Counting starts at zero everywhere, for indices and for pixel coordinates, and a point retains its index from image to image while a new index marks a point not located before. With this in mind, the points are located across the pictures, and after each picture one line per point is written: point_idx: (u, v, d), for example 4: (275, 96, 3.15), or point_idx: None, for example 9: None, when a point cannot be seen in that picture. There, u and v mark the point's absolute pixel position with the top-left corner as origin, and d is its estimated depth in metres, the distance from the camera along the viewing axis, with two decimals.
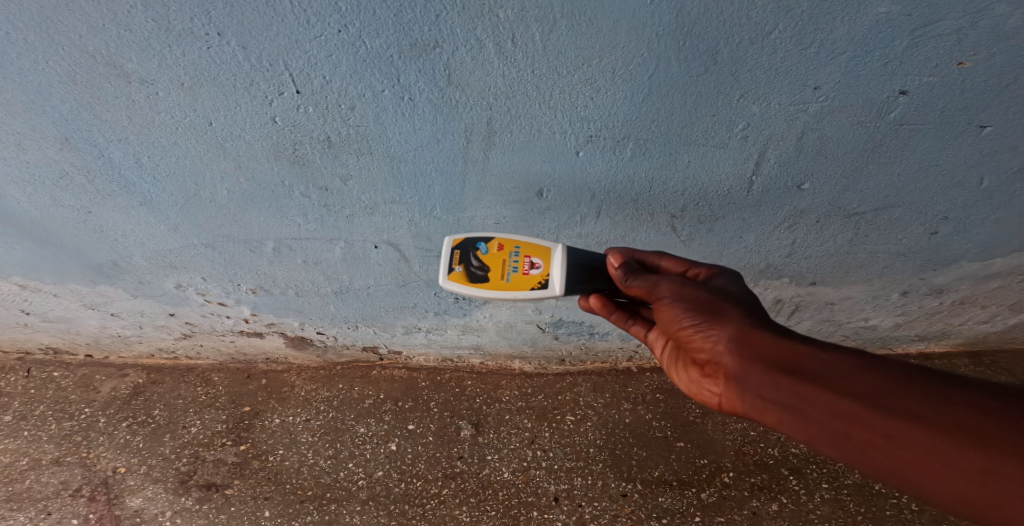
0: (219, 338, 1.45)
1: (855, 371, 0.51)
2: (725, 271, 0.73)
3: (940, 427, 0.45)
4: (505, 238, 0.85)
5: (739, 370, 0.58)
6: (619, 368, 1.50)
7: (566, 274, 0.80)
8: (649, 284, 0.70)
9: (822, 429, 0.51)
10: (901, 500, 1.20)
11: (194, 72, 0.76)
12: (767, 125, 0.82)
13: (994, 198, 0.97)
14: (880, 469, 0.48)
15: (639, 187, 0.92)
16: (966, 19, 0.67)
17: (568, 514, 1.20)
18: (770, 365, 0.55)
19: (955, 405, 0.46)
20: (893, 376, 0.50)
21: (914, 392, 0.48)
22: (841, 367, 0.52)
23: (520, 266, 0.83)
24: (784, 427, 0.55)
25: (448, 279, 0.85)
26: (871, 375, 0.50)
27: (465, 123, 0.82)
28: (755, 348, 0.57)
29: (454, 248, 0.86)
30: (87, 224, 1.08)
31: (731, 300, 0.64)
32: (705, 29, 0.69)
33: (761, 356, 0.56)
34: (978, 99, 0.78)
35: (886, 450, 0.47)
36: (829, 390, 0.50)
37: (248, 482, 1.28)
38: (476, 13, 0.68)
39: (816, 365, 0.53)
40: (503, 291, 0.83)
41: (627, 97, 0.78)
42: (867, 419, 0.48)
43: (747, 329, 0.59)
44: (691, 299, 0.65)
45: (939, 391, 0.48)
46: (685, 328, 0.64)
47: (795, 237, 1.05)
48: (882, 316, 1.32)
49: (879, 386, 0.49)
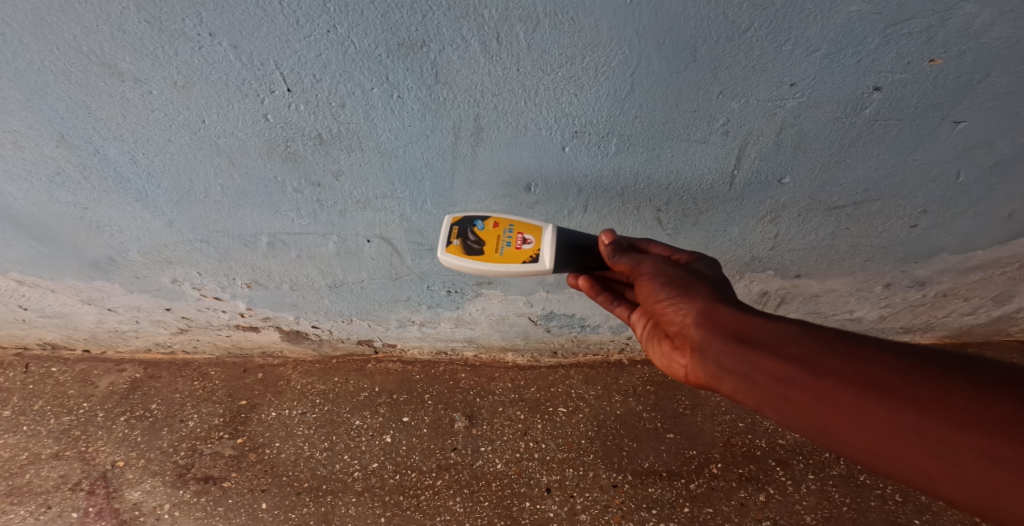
0: (215, 332, 1.47)
1: (797, 339, 0.55)
2: (705, 257, 0.77)
3: (858, 384, 0.48)
4: (500, 216, 0.89)
5: (701, 340, 0.63)
6: (610, 360, 1.53)
7: (555, 250, 0.84)
8: (632, 263, 0.76)
9: (766, 393, 0.55)
10: (885, 490, 1.23)
11: (187, 71, 0.78)
12: (747, 121, 0.84)
13: (972, 192, 1.00)
14: (811, 428, 0.51)
15: (624, 181, 0.95)
16: (935, 17, 0.69)
17: (559, 504, 1.22)
18: (727, 336, 0.60)
19: (875, 363, 0.49)
20: (828, 342, 0.53)
21: (843, 354, 0.51)
22: (786, 335, 0.56)
23: (513, 242, 0.87)
24: (736, 394, 0.59)
25: (445, 252, 0.89)
26: (809, 341, 0.54)
27: (453, 120, 0.84)
28: (715, 320, 0.62)
29: (453, 225, 0.91)
30: (83, 220, 1.09)
31: (704, 280, 0.70)
32: (684, 27, 0.71)
33: (720, 328, 0.61)
34: (952, 95, 0.81)
35: (814, 409, 0.50)
36: (770, 354, 0.55)
37: (245, 475, 1.30)
38: (461, 13, 0.69)
39: (763, 333, 0.57)
40: (496, 264, 0.86)
41: (610, 93, 0.80)
42: (800, 381, 0.52)
43: (711, 305, 0.64)
44: (667, 275, 0.71)
45: (866, 353, 0.50)
46: (660, 300, 0.70)
47: (778, 231, 1.07)
48: (867, 308, 1.35)
49: (813, 350, 0.53)
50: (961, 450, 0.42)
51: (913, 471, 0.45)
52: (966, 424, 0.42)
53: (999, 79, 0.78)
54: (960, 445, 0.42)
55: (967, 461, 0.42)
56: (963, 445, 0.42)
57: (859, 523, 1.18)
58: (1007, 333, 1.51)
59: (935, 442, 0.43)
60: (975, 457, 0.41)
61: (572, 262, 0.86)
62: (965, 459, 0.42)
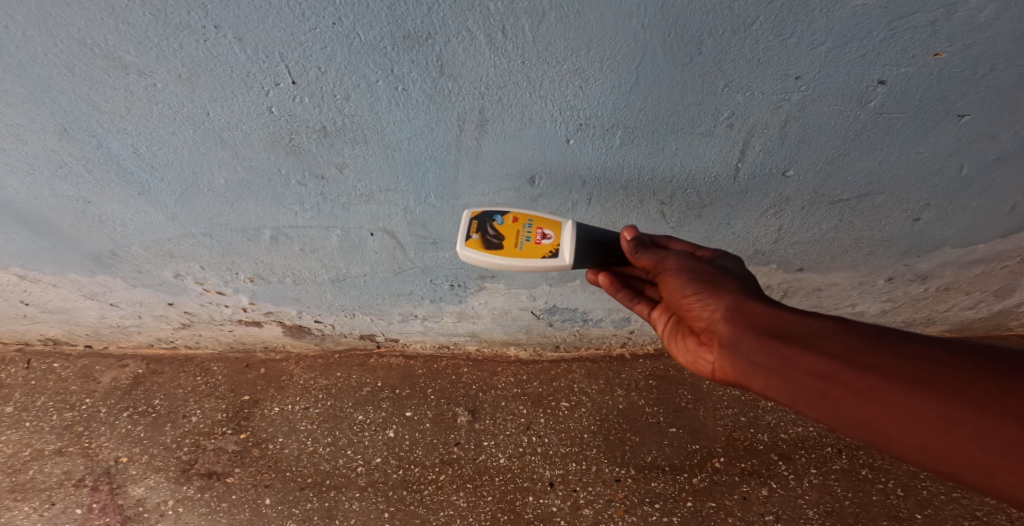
0: (217, 327, 1.47)
1: (835, 335, 0.55)
2: (729, 255, 0.77)
3: (904, 380, 0.48)
4: (520, 211, 0.90)
5: (732, 336, 0.63)
6: (612, 354, 1.53)
7: (575, 245, 0.83)
8: (657, 258, 0.75)
9: (802, 389, 0.55)
10: (888, 485, 1.23)
11: (191, 64, 0.78)
12: (752, 114, 0.84)
13: (975, 185, 1.00)
14: (853, 424, 0.51)
15: (628, 174, 0.95)
16: (940, 11, 0.69)
17: (562, 499, 1.23)
18: (760, 331, 0.60)
19: (920, 359, 0.49)
20: (870, 338, 0.53)
21: (886, 351, 0.51)
22: (824, 332, 0.56)
23: (533, 237, 0.87)
24: (769, 391, 0.59)
25: (464, 246, 0.88)
26: (849, 338, 0.54)
27: (458, 113, 0.84)
28: (747, 316, 0.63)
29: (472, 220, 0.91)
30: (86, 214, 1.09)
31: (731, 276, 0.70)
32: (690, 20, 0.71)
33: (752, 324, 0.61)
34: (956, 88, 0.81)
35: (857, 405, 0.50)
36: (809, 350, 0.55)
37: (248, 470, 1.30)
38: (467, 6, 0.69)
39: (799, 329, 0.57)
40: (515, 259, 0.85)
41: (615, 86, 0.80)
42: (841, 376, 0.52)
43: (742, 301, 0.65)
44: (693, 271, 0.71)
45: (910, 350, 0.50)
46: (686, 296, 0.70)
47: (781, 224, 1.08)
48: (869, 302, 1.36)
49: (853, 346, 0.53)
50: (1020, 445, 0.41)
51: (966, 468, 0.44)
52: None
53: (1004, 73, 0.78)
54: (1019, 440, 0.41)
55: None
56: (1022, 439, 0.41)
57: (861, 517, 1.19)
58: (1008, 328, 1.51)
59: (990, 438, 0.43)
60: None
61: (590, 257, 0.84)
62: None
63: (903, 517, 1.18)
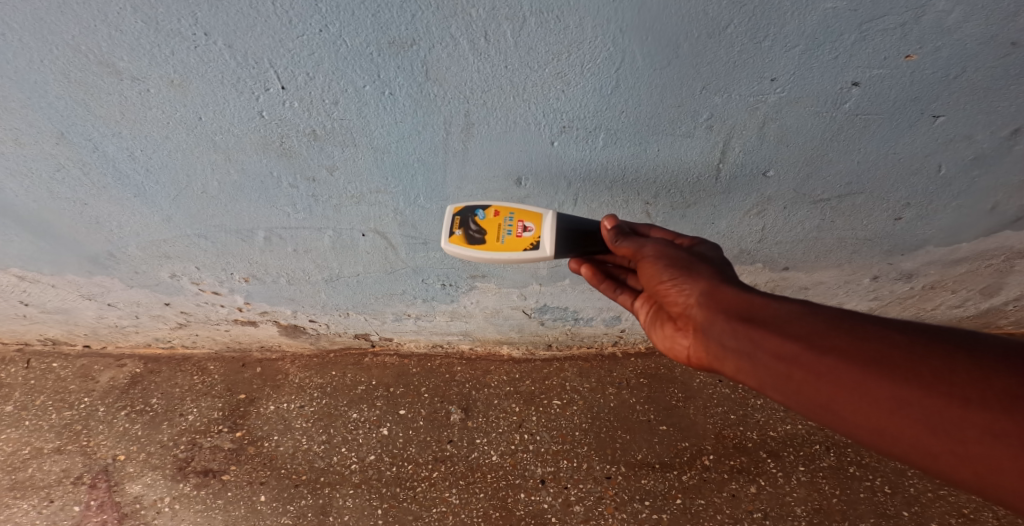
0: (213, 327, 1.49)
1: (800, 318, 0.57)
2: (708, 242, 0.79)
3: (861, 362, 0.50)
4: (500, 205, 0.91)
5: (705, 321, 0.65)
6: (604, 352, 1.55)
7: (555, 236, 0.86)
8: (636, 245, 0.78)
9: (768, 372, 0.57)
10: (874, 482, 1.25)
11: (183, 70, 0.80)
12: (730, 115, 0.86)
13: (954, 185, 1.02)
14: (812, 405, 0.54)
15: (612, 174, 0.97)
16: (909, 14, 0.71)
17: (553, 496, 1.25)
18: (730, 315, 0.62)
19: (877, 342, 0.51)
20: (831, 321, 0.56)
21: (848, 334, 0.53)
22: (790, 315, 0.58)
23: (514, 230, 0.89)
24: (739, 374, 0.62)
25: (448, 242, 0.92)
26: (812, 321, 0.56)
27: (444, 116, 0.86)
28: (719, 301, 0.65)
29: (455, 215, 0.93)
30: (83, 216, 1.11)
31: (707, 262, 0.73)
32: (666, 24, 0.73)
33: (724, 308, 0.63)
34: (929, 90, 0.83)
35: (817, 386, 0.53)
36: (775, 333, 0.57)
37: (244, 468, 1.32)
38: (449, 13, 0.71)
39: (767, 313, 0.60)
40: (498, 252, 0.89)
41: (596, 89, 0.82)
42: (803, 359, 0.54)
43: (715, 286, 0.67)
44: (670, 257, 0.73)
45: (868, 332, 0.53)
46: (662, 282, 0.72)
47: (765, 223, 1.10)
48: (856, 300, 1.38)
49: (816, 329, 0.55)
50: (964, 427, 0.44)
51: (915, 450, 0.47)
52: (969, 401, 0.44)
53: (975, 75, 0.80)
54: (963, 421, 0.44)
55: (970, 437, 0.43)
56: (966, 421, 0.44)
57: (848, 514, 1.20)
58: (996, 326, 1.53)
59: (937, 419, 0.45)
60: (977, 433, 0.43)
61: (573, 247, 0.87)
62: (968, 435, 0.43)
63: (890, 513, 1.20)
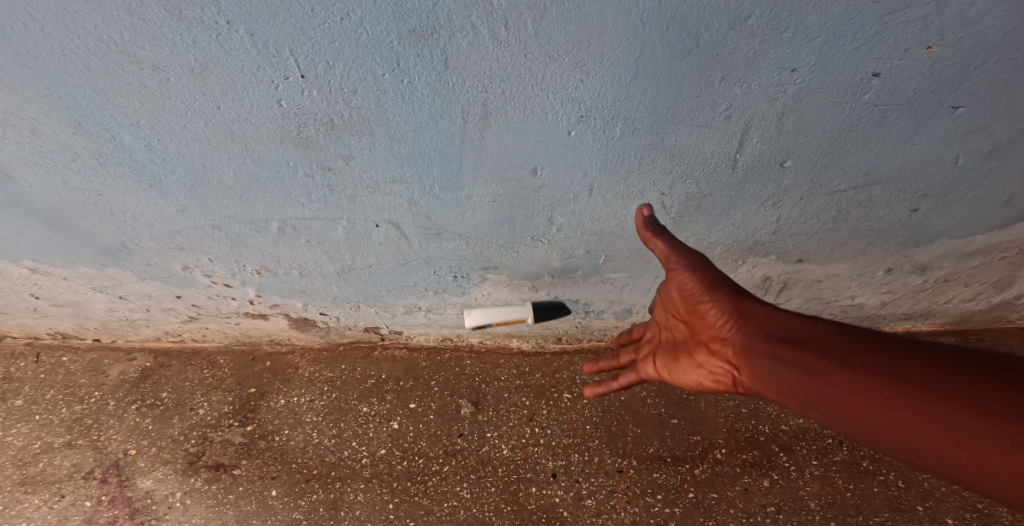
0: (224, 320, 1.49)
1: (830, 338, 0.60)
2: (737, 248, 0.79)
3: (891, 379, 0.53)
4: None
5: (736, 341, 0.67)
6: (614, 346, 1.54)
7: None
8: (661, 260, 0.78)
9: (798, 388, 0.60)
10: (888, 477, 1.24)
11: (204, 59, 0.80)
12: (748, 106, 0.86)
13: (971, 176, 1.01)
14: (842, 419, 0.56)
15: (629, 164, 0.96)
16: (932, 6, 0.71)
17: (565, 490, 1.24)
18: (761, 335, 0.65)
19: (906, 360, 0.54)
20: (862, 341, 0.58)
21: (878, 353, 0.56)
22: (819, 334, 0.61)
23: None
24: (769, 391, 0.64)
25: None
26: (842, 340, 0.59)
27: (462, 105, 0.86)
28: (749, 320, 0.67)
29: None
30: (98, 207, 1.11)
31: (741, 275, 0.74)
32: (687, 15, 0.73)
33: (754, 328, 0.66)
34: (950, 82, 0.82)
35: (845, 401, 0.55)
36: (801, 345, 0.61)
37: (255, 462, 1.32)
38: (470, 1, 0.71)
39: (799, 334, 0.63)
40: None
41: (615, 79, 0.81)
42: (833, 375, 0.57)
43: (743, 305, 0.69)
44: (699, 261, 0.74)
45: (897, 351, 0.55)
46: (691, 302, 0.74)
47: (780, 215, 1.09)
48: (869, 293, 1.37)
49: (846, 349, 0.58)
50: (990, 445, 0.45)
51: (943, 464, 0.48)
52: (994, 417, 0.46)
53: (996, 66, 0.80)
54: (988, 437, 0.46)
55: (997, 452, 0.45)
56: (992, 437, 0.45)
57: (862, 509, 1.20)
58: (1008, 320, 1.52)
59: (963, 433, 0.47)
60: (1002, 447, 0.45)
61: None
62: (994, 451, 0.45)
63: (904, 508, 1.20)
